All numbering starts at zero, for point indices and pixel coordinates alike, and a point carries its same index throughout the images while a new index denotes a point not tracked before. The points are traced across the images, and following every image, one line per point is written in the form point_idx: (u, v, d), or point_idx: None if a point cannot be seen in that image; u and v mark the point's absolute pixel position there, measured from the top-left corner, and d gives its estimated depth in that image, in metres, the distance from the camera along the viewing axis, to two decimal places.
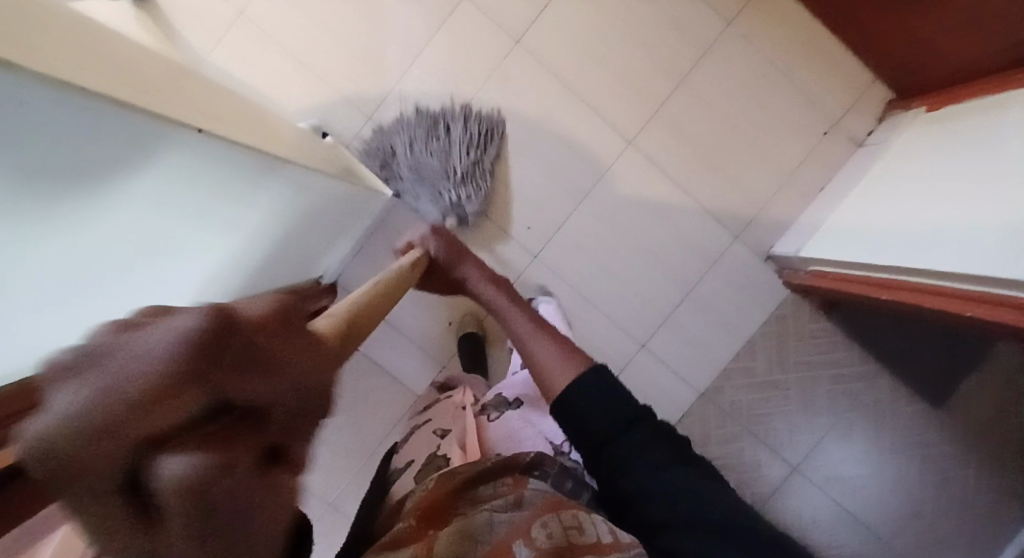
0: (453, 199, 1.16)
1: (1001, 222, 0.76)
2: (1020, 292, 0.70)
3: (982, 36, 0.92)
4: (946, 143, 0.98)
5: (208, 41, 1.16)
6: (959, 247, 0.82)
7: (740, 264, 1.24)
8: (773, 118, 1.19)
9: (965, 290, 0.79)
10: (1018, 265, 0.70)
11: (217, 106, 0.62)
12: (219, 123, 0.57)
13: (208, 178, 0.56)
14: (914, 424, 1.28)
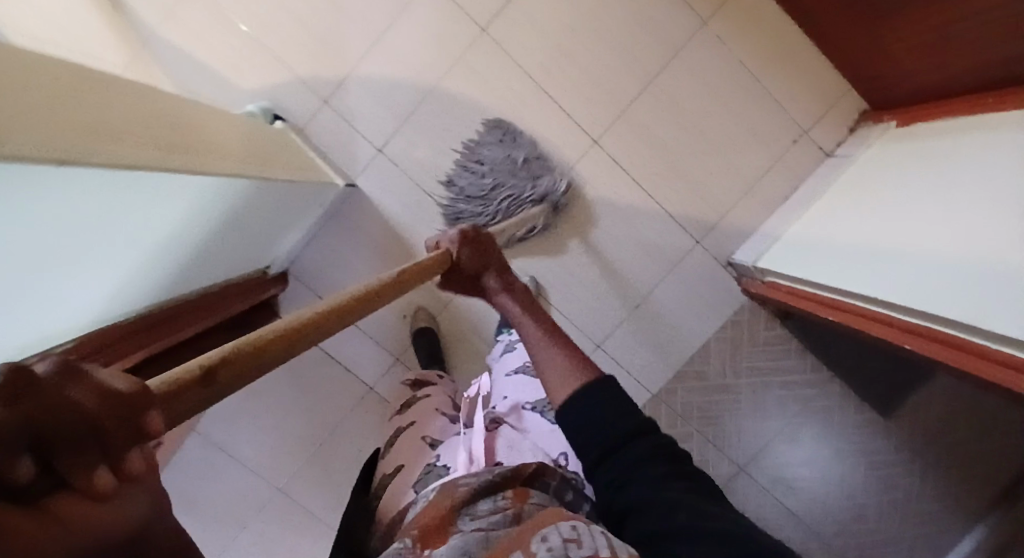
0: (533, 193, 1.15)
1: (951, 259, 0.76)
2: (959, 332, 0.73)
3: (951, 58, 0.90)
4: (908, 165, 0.97)
5: (155, 14, 1.10)
6: (907, 278, 0.83)
7: (699, 268, 1.23)
8: (740, 123, 1.17)
9: (905, 321, 0.82)
10: (953, 306, 0.73)
11: (129, 119, 0.60)
12: (127, 145, 0.55)
13: (122, 200, 0.54)
14: (864, 434, 1.28)
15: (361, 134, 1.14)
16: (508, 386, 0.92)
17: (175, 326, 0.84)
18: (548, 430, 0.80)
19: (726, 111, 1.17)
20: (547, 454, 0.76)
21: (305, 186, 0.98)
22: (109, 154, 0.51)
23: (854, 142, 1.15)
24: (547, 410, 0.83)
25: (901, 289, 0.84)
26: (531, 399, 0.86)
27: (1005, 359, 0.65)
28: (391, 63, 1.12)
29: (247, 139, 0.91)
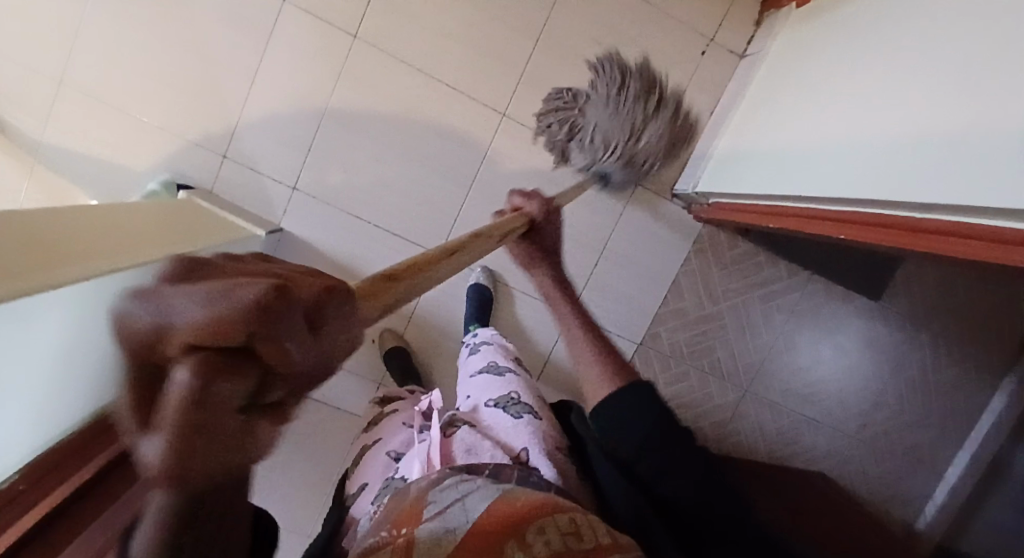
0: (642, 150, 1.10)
1: (877, 132, 0.73)
2: (889, 209, 0.71)
3: None
4: (816, 46, 0.94)
5: (35, 124, 1.08)
6: (834, 166, 0.81)
7: (647, 208, 1.20)
8: (644, 52, 1.13)
9: (840, 213, 0.81)
10: (873, 187, 0.71)
11: (18, 246, 0.58)
12: (20, 274, 0.53)
13: (38, 322, 0.55)
14: (861, 321, 1.25)
15: (270, 177, 1.11)
16: (472, 387, 0.80)
17: None
18: (513, 425, 0.64)
19: (626, 43, 1.12)
20: (510, 451, 0.60)
21: (230, 250, 0.95)
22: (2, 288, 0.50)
23: (761, 38, 1.12)
24: (512, 404, 0.69)
25: (833, 179, 0.80)
26: (495, 396, 0.72)
27: (936, 229, 0.62)
28: (276, 98, 1.09)
29: (156, 224, 0.89)
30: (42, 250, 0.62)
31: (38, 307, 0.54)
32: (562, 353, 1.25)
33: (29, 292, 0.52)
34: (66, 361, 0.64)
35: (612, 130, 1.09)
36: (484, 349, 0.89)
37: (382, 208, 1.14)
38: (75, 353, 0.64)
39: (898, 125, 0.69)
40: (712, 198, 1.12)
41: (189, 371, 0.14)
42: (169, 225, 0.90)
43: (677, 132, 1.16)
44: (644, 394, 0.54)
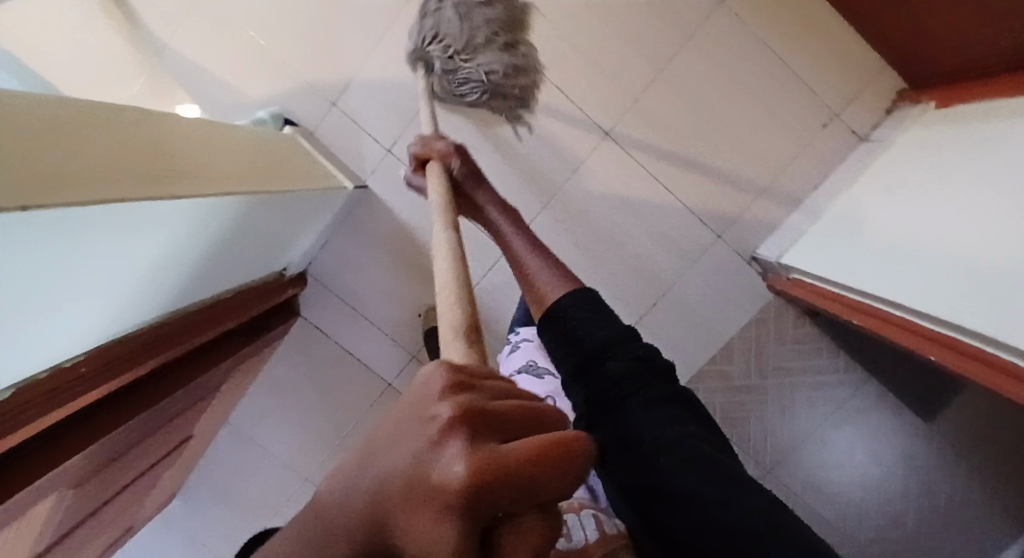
0: (482, 75, 1.02)
1: (989, 253, 0.69)
2: (984, 344, 0.67)
3: (990, 28, 0.82)
4: (946, 147, 0.89)
5: (169, 28, 1.13)
6: (933, 281, 0.77)
7: (721, 263, 1.18)
8: (762, 109, 1.10)
9: (936, 331, 0.75)
10: (976, 315, 0.68)
11: (136, 150, 0.61)
12: (132, 178, 0.56)
13: (140, 227, 0.58)
14: (906, 436, 1.19)
15: (368, 133, 1.14)
16: (514, 385, 0.79)
17: (194, 333, 0.86)
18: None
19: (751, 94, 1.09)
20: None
21: (312, 195, 0.97)
22: (118, 190, 0.52)
23: (891, 124, 1.07)
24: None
25: (932, 292, 0.76)
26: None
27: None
28: (395, 61, 1.11)
29: (257, 154, 0.92)
30: (154, 156, 0.64)
31: (142, 213, 0.57)
32: None
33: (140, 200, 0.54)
34: (157, 269, 0.67)
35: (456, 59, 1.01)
36: (526, 345, 0.88)
37: None
38: (161, 262, 0.67)
39: (1000, 254, 0.67)
40: (794, 273, 1.08)
41: (458, 455, 0.13)
42: (266, 158, 0.93)
43: (774, 196, 1.13)
44: (603, 307, 0.58)
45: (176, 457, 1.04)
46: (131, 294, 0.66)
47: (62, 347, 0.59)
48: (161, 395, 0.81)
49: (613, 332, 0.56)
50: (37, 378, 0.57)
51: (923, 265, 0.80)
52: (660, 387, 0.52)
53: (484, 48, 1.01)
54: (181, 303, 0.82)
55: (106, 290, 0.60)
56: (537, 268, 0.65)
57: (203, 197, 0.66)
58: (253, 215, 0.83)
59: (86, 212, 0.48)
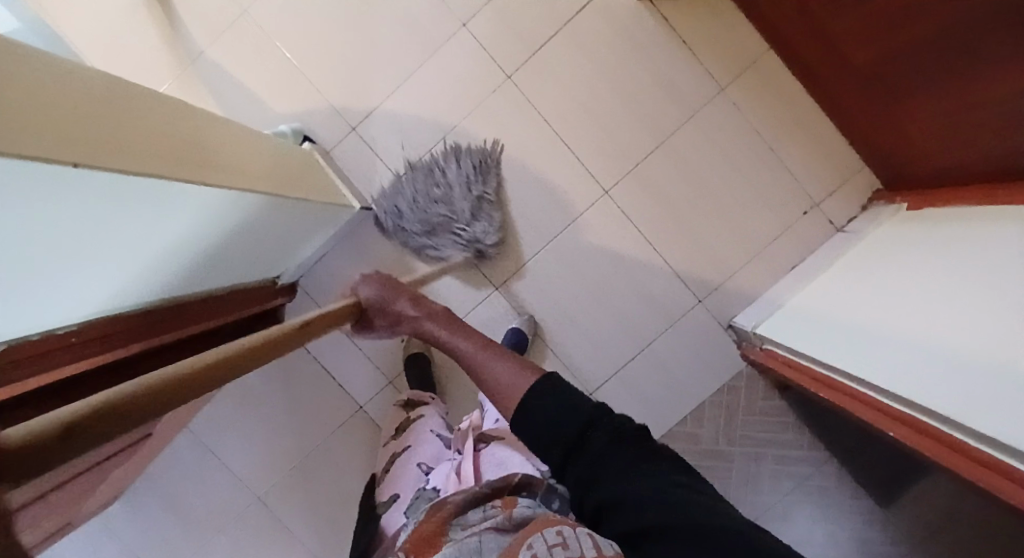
0: (470, 235, 1.15)
1: (948, 344, 0.75)
2: (936, 423, 0.72)
3: (954, 148, 0.93)
4: (915, 246, 0.98)
5: (209, 37, 1.19)
6: (897, 363, 0.82)
7: (700, 328, 1.23)
8: (750, 189, 1.19)
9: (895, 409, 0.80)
10: (933, 396, 0.73)
11: (167, 134, 0.64)
12: (159, 156, 0.58)
13: (161, 203, 0.60)
14: (863, 522, 1.21)
15: (382, 161, 1.19)
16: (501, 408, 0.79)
17: (187, 321, 0.87)
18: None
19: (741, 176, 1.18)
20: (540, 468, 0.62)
21: (320, 208, 1.01)
22: (145, 164, 0.54)
23: (865, 219, 1.16)
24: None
25: (894, 375, 0.82)
26: None
27: (987, 461, 0.63)
28: (418, 99, 1.19)
29: (278, 162, 0.96)
30: (187, 143, 0.68)
31: (163, 191, 0.59)
32: None
33: (163, 176, 0.57)
34: (164, 251, 0.68)
35: (438, 221, 1.15)
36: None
37: None
38: (173, 245, 0.69)
39: (962, 342, 0.73)
40: (765, 343, 1.13)
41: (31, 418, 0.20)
42: (285, 167, 0.97)
43: (754, 271, 1.21)
44: (563, 385, 0.59)
45: (134, 452, 1.01)
46: (139, 273, 0.67)
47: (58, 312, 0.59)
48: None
49: (587, 411, 0.56)
50: (25, 337, 0.57)
51: (888, 348, 0.86)
52: (638, 450, 0.53)
53: (475, 216, 1.15)
54: (176, 292, 0.83)
55: (114, 262, 0.61)
56: (492, 359, 0.68)
57: (221, 189, 0.69)
58: (265, 217, 0.86)
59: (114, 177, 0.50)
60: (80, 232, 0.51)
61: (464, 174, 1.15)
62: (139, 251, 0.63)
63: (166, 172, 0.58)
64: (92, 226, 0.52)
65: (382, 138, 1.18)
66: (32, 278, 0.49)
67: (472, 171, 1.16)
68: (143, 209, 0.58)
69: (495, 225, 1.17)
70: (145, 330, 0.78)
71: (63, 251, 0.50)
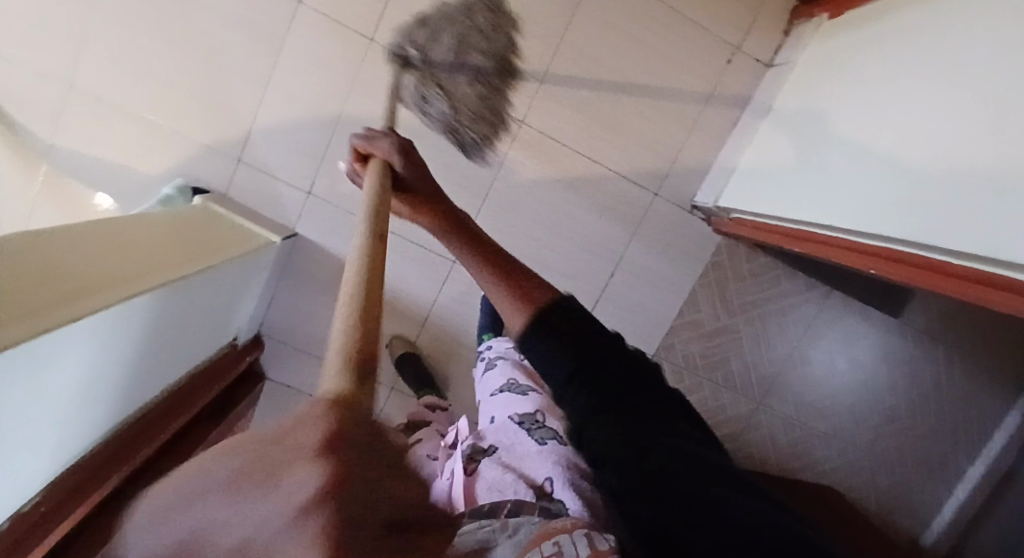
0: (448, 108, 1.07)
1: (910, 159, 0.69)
2: (909, 246, 0.67)
3: None
4: (853, 56, 0.89)
5: (45, 125, 1.06)
6: (862, 193, 0.77)
7: (667, 219, 1.18)
8: (668, 61, 1.09)
9: (865, 243, 0.75)
10: (904, 223, 0.68)
11: (33, 278, 0.57)
12: (25, 313, 0.52)
13: (44, 361, 0.53)
14: (880, 337, 1.22)
15: (284, 181, 1.10)
16: (496, 406, 0.78)
17: (161, 427, 0.83)
18: (537, 451, 0.64)
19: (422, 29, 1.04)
20: (533, 481, 0.58)
21: (237, 262, 0.93)
22: (13, 333, 0.49)
23: (791, 46, 1.08)
24: (537, 426, 0.68)
25: (859, 209, 0.77)
26: (520, 412, 0.72)
27: (961, 272, 0.58)
28: (290, 101, 1.06)
29: (170, 235, 0.87)
30: (42, 276, 0.59)
31: (47, 347, 0.53)
32: None
33: (33, 334, 0.50)
34: (81, 386, 0.63)
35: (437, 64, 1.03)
36: (501, 363, 0.88)
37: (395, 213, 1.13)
38: (84, 379, 0.63)
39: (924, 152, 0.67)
40: (732, 212, 1.09)
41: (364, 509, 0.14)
42: (175, 235, 0.88)
43: (698, 141, 1.14)
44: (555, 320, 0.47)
45: None
46: (61, 424, 0.61)
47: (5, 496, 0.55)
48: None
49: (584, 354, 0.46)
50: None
51: (853, 180, 0.80)
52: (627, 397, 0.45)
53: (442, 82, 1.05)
54: (128, 406, 0.78)
55: (31, 426, 0.56)
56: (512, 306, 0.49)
57: (104, 308, 0.61)
58: (175, 301, 0.78)
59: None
60: None
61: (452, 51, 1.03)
62: (48, 405, 0.57)
63: (32, 332, 0.50)
64: None
65: (275, 159, 1.09)
66: None
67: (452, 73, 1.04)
68: (27, 374, 0.52)
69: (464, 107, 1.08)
70: (122, 456, 0.74)
71: None
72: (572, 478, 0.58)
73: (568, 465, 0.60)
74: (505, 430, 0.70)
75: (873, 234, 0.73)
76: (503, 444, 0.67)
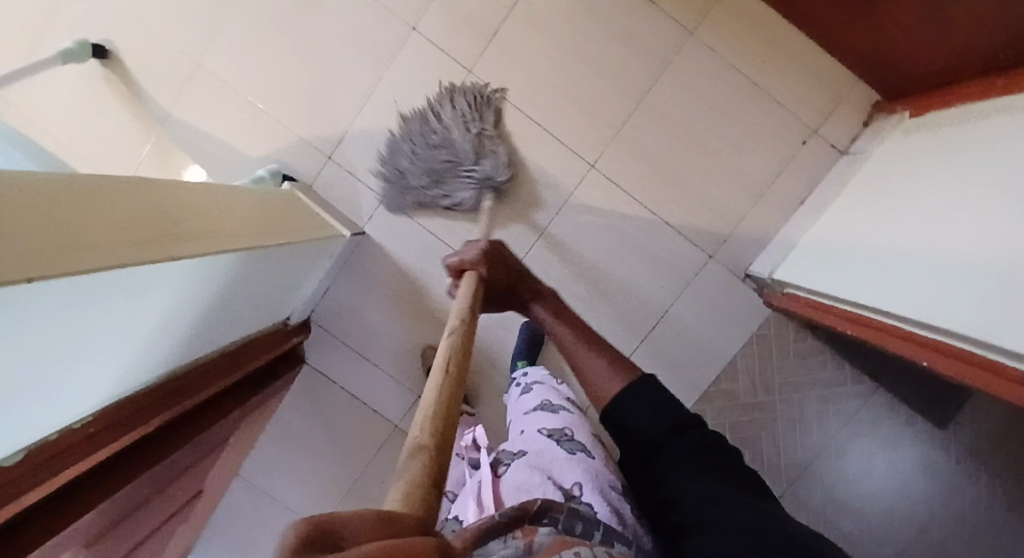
0: (478, 174, 1.11)
1: (966, 255, 0.70)
2: (967, 343, 0.66)
3: (965, 33, 0.83)
4: (928, 154, 0.91)
5: (171, 97, 1.19)
6: (924, 286, 0.77)
7: (717, 283, 1.19)
8: (742, 133, 1.14)
9: (923, 335, 0.74)
10: (964, 318, 0.67)
11: (140, 216, 0.64)
12: (132, 241, 0.58)
13: (137, 287, 0.59)
14: (923, 447, 1.16)
15: (363, 183, 1.18)
16: (527, 422, 0.79)
17: (209, 380, 0.88)
18: (566, 459, 0.65)
19: (416, 122, 1.13)
20: (562, 485, 0.60)
21: (308, 246, 1.00)
22: (123, 255, 0.55)
23: (867, 138, 1.10)
24: (565, 438, 0.69)
25: (919, 300, 0.76)
26: (550, 427, 0.73)
27: (1014, 377, 0.56)
28: (385, 112, 1.16)
29: (258, 209, 0.95)
30: (153, 219, 0.66)
31: (142, 275, 0.59)
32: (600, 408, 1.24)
33: (138, 261, 0.56)
34: (155, 323, 0.68)
35: (440, 163, 1.11)
36: (536, 388, 0.91)
37: (458, 230, 1.19)
38: (160, 317, 0.69)
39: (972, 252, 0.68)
40: (785, 287, 1.09)
41: None
42: (263, 210, 0.96)
43: (760, 213, 1.16)
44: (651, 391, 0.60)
45: (189, 511, 1.03)
46: (131, 352, 0.67)
47: (71, 405, 0.60)
48: (173, 449, 0.82)
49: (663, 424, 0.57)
50: (49, 439, 0.57)
51: (913, 271, 0.80)
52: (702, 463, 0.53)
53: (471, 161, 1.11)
54: (187, 355, 0.83)
55: (110, 345, 0.61)
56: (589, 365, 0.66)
57: (195, 256, 0.68)
58: (250, 267, 0.85)
59: (100, 272, 0.50)
60: (72, 334, 0.52)
61: (458, 118, 1.11)
62: (127, 330, 0.63)
63: (136, 258, 0.56)
64: (79, 325, 0.52)
65: (360, 162, 1.18)
66: (33, 393, 0.50)
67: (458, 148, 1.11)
68: (121, 295, 0.57)
69: (504, 158, 1.12)
70: (170, 398, 0.79)
71: (57, 355, 0.51)
72: (602, 488, 0.59)
73: (598, 475, 0.62)
74: (534, 440, 0.71)
75: (932, 328, 0.72)
76: (532, 448, 0.68)
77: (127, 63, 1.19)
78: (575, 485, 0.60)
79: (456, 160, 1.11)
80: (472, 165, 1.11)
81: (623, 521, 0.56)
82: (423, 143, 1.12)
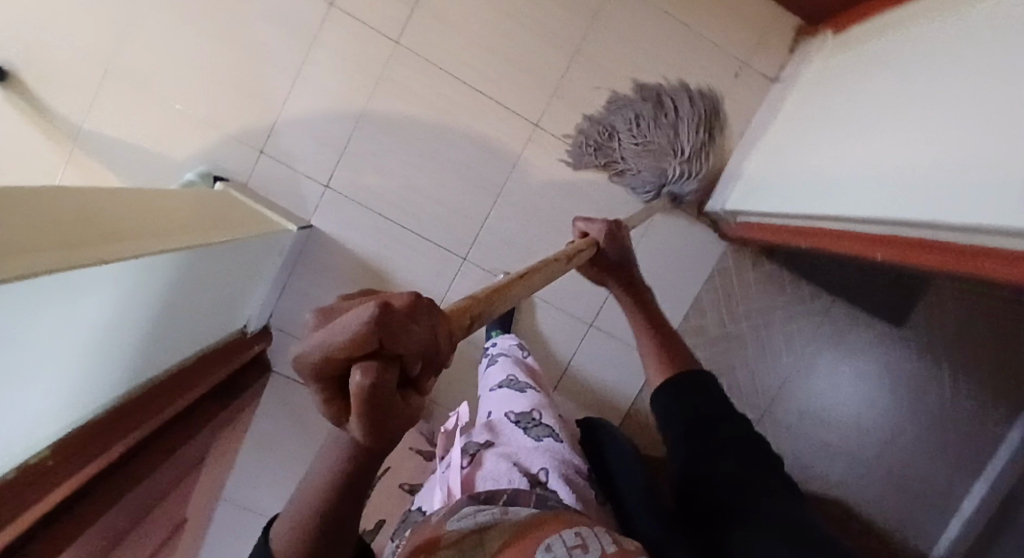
0: (675, 174, 1.13)
1: (903, 149, 0.72)
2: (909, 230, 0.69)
3: None
4: (854, 66, 0.94)
5: (79, 109, 1.09)
6: (861, 185, 0.79)
7: (674, 224, 1.21)
8: (680, 73, 1.15)
9: (868, 232, 0.78)
10: (901, 205, 0.69)
11: (61, 220, 0.58)
12: (56, 242, 0.53)
13: (75, 295, 0.54)
14: (885, 349, 1.22)
15: (305, 174, 1.13)
16: (494, 402, 0.84)
17: (171, 396, 0.82)
18: (533, 447, 0.70)
19: (620, 106, 1.14)
20: (527, 470, 0.64)
21: (256, 242, 0.95)
22: (50, 258, 0.50)
23: (796, 63, 1.13)
24: (532, 426, 0.74)
25: (856, 200, 0.79)
26: (516, 412, 0.78)
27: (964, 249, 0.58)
28: (317, 97, 1.11)
29: (196, 209, 0.89)
30: (78, 224, 0.60)
31: (78, 281, 0.53)
32: (579, 366, 1.25)
33: (71, 265, 0.51)
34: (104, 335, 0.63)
35: (658, 148, 1.12)
36: (501, 360, 0.95)
37: (412, 209, 1.15)
38: (104, 330, 0.63)
39: (910, 148, 0.71)
40: (739, 216, 1.13)
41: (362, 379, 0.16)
42: (202, 210, 0.90)
43: (706, 149, 1.18)
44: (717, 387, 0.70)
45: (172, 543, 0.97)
46: (79, 371, 0.61)
47: (23, 439, 0.54)
48: (145, 476, 0.77)
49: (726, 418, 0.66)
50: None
51: (848, 176, 0.83)
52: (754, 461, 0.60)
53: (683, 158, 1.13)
54: (145, 372, 0.78)
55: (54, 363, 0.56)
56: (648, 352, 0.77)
57: (136, 257, 0.62)
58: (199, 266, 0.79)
59: (35, 280, 0.45)
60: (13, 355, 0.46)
61: (694, 117, 1.12)
62: (71, 346, 0.57)
63: (69, 262, 0.51)
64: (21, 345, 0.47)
65: (298, 152, 1.12)
66: None
67: (645, 118, 1.13)
68: (59, 305, 0.52)
69: (702, 172, 1.14)
70: (132, 420, 0.73)
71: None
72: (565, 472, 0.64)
73: (564, 458, 0.68)
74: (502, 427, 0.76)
75: (865, 220, 0.75)
76: (501, 439, 0.73)
77: (20, 76, 1.08)
78: (540, 469, 0.64)
79: (669, 156, 1.13)
80: (673, 164, 1.12)
81: (585, 502, 0.62)
82: (652, 131, 1.13)
